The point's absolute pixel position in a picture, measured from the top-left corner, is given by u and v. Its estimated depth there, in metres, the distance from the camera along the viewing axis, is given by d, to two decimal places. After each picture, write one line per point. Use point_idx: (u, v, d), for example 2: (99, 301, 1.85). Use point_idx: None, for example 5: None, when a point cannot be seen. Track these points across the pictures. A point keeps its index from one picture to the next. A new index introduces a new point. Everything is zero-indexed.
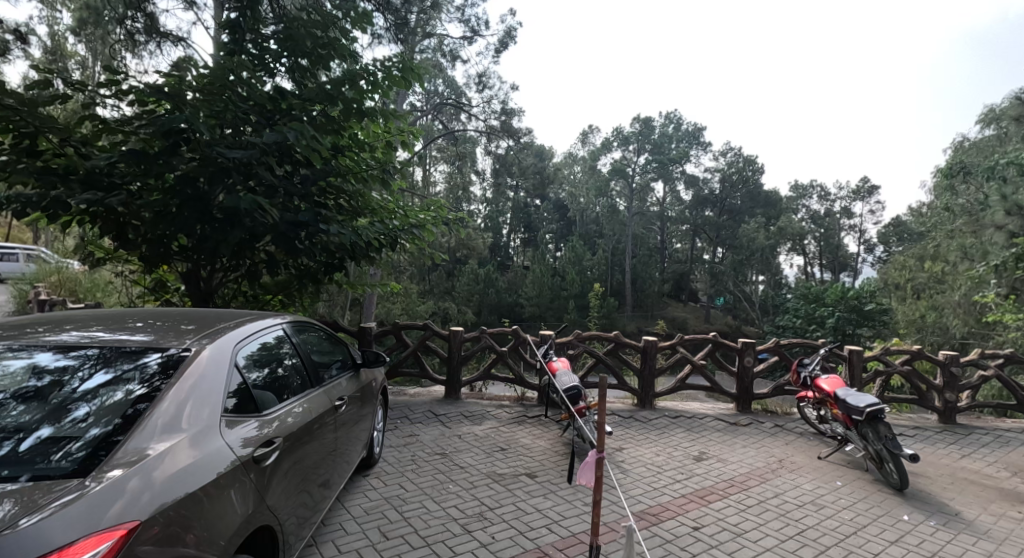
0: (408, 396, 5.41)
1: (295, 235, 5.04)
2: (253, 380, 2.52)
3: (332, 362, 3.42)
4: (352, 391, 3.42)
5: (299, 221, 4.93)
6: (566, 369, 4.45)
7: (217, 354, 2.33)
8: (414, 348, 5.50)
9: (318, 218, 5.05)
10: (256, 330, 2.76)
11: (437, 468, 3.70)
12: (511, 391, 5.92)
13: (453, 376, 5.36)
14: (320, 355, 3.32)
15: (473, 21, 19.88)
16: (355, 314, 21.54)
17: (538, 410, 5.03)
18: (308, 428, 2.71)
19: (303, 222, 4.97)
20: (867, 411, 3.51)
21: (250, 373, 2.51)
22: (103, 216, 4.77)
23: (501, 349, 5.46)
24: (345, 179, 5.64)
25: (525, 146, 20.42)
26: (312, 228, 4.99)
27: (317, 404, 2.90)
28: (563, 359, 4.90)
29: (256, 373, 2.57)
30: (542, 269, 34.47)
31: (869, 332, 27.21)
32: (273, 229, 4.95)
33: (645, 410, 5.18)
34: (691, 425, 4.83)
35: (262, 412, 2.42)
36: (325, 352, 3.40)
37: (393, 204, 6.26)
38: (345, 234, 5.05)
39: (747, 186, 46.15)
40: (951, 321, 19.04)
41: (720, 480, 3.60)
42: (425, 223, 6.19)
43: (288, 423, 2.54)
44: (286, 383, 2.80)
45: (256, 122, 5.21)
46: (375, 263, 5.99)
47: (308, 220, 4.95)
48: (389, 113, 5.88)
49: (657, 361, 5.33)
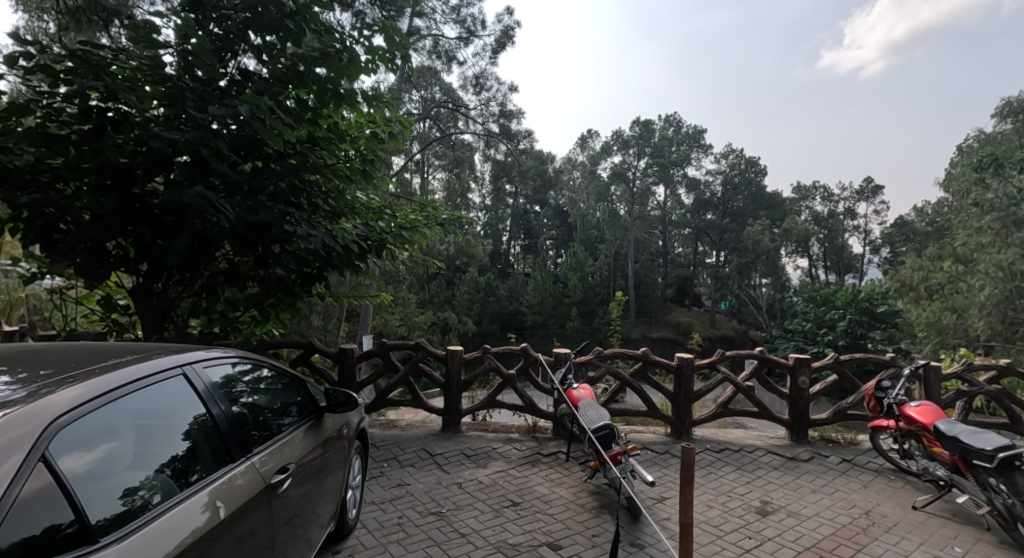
0: (398, 430, 4.55)
1: (257, 238, 4.21)
2: (104, 473, 1.59)
3: (284, 409, 2.60)
4: (310, 447, 2.58)
5: (258, 222, 4.11)
6: (590, 400, 3.62)
7: (39, 432, 1.43)
8: (405, 372, 4.65)
9: (281, 217, 4.22)
10: (146, 384, 1.87)
11: (430, 538, 2.86)
12: (520, 419, 5.08)
13: (451, 406, 4.53)
14: (264, 398, 2.51)
15: (469, 22, 19.23)
16: (351, 325, 20.58)
17: (554, 446, 4.19)
18: (220, 526, 1.84)
19: (265, 223, 4.15)
20: (997, 457, 2.67)
21: (100, 461, 1.59)
22: (27, 218, 3.95)
23: (508, 372, 4.64)
24: (318, 174, 4.85)
25: (525, 150, 19.53)
26: (276, 230, 4.16)
27: (243, 484, 2.03)
28: (583, 385, 4.07)
29: (117, 459, 1.65)
30: (544, 276, 33.88)
31: (880, 335, 26.30)
32: (229, 233, 4.12)
33: (682, 443, 4.35)
34: (742, 461, 3.97)
35: (103, 540, 1.47)
36: (274, 398, 2.57)
37: (380, 204, 5.47)
38: (314, 235, 4.20)
39: (750, 188, 45.45)
40: (972, 323, 17.98)
41: (801, 549, 2.75)
42: (416, 223, 5.32)
43: (174, 532, 1.65)
44: (188, 463, 1.90)
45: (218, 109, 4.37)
46: (362, 274, 5.15)
47: (270, 219, 4.12)
48: (374, 99, 5.07)
49: (693, 383, 4.51)
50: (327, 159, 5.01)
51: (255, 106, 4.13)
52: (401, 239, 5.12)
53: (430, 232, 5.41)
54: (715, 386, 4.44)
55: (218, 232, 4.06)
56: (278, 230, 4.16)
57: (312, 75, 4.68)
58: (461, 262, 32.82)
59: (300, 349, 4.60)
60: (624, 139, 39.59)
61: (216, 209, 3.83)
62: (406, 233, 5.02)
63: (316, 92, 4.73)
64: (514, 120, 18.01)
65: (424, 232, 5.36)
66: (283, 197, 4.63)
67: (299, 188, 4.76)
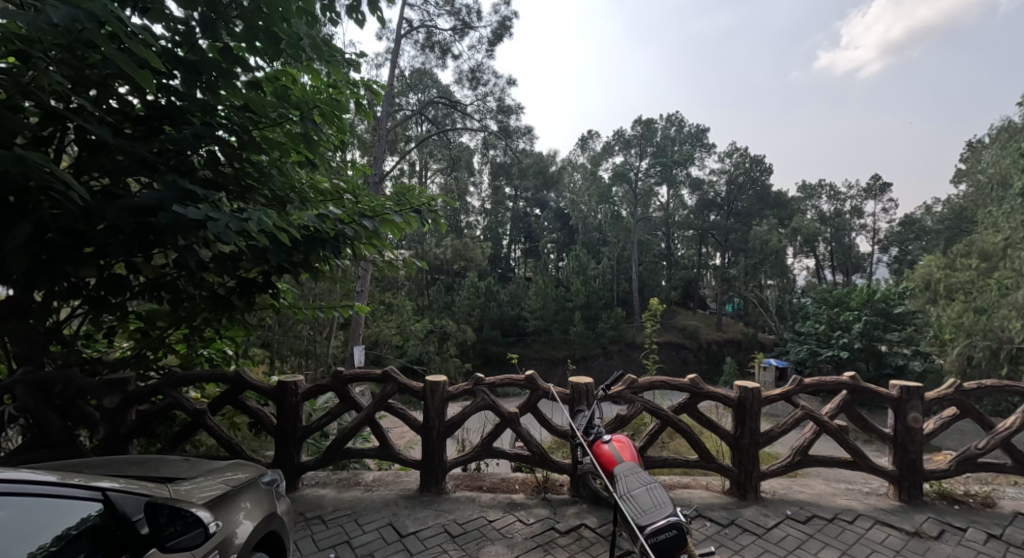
0: (359, 491, 3.41)
1: (141, 230, 3.05)
2: None
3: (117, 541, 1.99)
4: None
5: (137, 204, 2.95)
6: (631, 466, 2.42)
7: None
8: (368, 412, 3.44)
9: (181, 196, 3.09)
10: None
11: None
12: (525, 471, 3.88)
13: (429, 459, 3.36)
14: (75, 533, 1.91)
15: (464, 12, 18.11)
16: (342, 335, 19.20)
17: (574, 520, 3.00)
18: None
19: (150, 205, 3.00)
20: None
21: None
22: None
23: (508, 411, 3.45)
24: (249, 150, 3.89)
25: (525, 151, 17.94)
26: (172, 217, 3.00)
27: None
28: (620, 437, 2.82)
29: None
30: (545, 281, 32.72)
31: (899, 337, 25.14)
32: (104, 224, 2.98)
33: (750, 507, 3.16)
34: (844, 541, 2.81)
35: None
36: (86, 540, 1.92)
37: (337, 189, 4.39)
38: (222, 219, 2.95)
39: (756, 187, 43.96)
40: (1009, 325, 16.74)
41: None
42: (383, 208, 4.10)
43: None
44: None
45: (82, 53, 3.31)
46: (311, 274, 4.01)
47: (159, 200, 2.99)
48: (327, 48, 3.94)
49: (760, 422, 3.31)
50: (271, 135, 4.07)
51: (92, 24, 2.91)
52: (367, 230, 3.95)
53: (413, 218, 4.17)
54: (789, 426, 3.28)
55: (82, 224, 2.96)
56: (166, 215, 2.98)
57: (242, 13, 3.51)
58: (460, 266, 31.31)
59: (226, 384, 3.39)
60: (626, 139, 38.33)
61: (65, 186, 2.67)
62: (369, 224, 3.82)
63: (248, 42, 3.63)
64: (513, 116, 16.79)
65: (408, 217, 4.16)
66: (202, 180, 3.73)
67: (226, 172, 3.85)
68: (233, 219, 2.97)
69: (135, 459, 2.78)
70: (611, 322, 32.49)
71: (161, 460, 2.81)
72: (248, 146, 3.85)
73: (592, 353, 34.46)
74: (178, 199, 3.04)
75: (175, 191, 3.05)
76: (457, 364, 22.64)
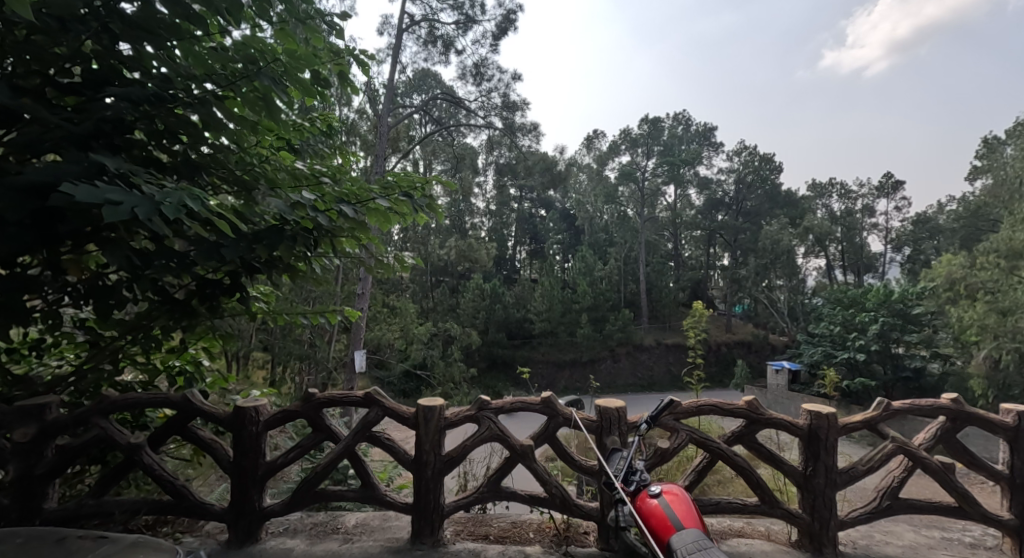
0: (336, 542, 3.08)
1: (40, 220, 2.56)
2: None
3: None
4: None
5: (28, 181, 2.44)
6: (698, 531, 2.01)
7: None
8: (346, 445, 2.91)
9: (87, 173, 2.53)
10: None
11: None
12: (537, 513, 3.37)
13: (421, 504, 2.90)
14: None
15: (468, 6, 17.52)
16: (345, 340, 18.60)
17: None
18: None
19: (48, 183, 2.49)
20: None
21: None
22: None
23: (517, 443, 2.88)
24: (213, 127, 3.30)
25: (531, 150, 17.16)
26: (71, 202, 2.44)
27: None
28: (674, 493, 2.24)
29: None
30: (552, 282, 32.07)
31: (916, 338, 24.28)
32: None
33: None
34: None
35: None
36: None
37: (314, 170, 3.66)
38: (129, 201, 2.34)
39: (766, 186, 43.10)
40: None
41: None
42: (366, 192, 3.40)
43: None
44: None
45: None
46: (280, 268, 3.42)
47: (55, 177, 2.46)
48: None
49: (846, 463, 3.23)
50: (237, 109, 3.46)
51: None
52: (346, 221, 3.26)
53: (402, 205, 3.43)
54: (886, 459, 3.20)
55: None
56: (61, 195, 2.42)
57: None
58: (465, 268, 30.62)
59: (174, 410, 3.18)
60: (632, 138, 37.37)
61: None
62: (346, 210, 3.12)
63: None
64: (519, 112, 16.16)
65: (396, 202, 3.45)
66: (142, 157, 3.08)
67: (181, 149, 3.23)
68: (143, 201, 2.36)
69: (52, 536, 2.59)
70: (619, 324, 31.91)
71: (77, 537, 2.58)
72: (211, 120, 3.25)
73: (598, 355, 34.10)
74: (80, 178, 2.50)
75: (79, 166, 2.50)
76: (461, 369, 22.04)
